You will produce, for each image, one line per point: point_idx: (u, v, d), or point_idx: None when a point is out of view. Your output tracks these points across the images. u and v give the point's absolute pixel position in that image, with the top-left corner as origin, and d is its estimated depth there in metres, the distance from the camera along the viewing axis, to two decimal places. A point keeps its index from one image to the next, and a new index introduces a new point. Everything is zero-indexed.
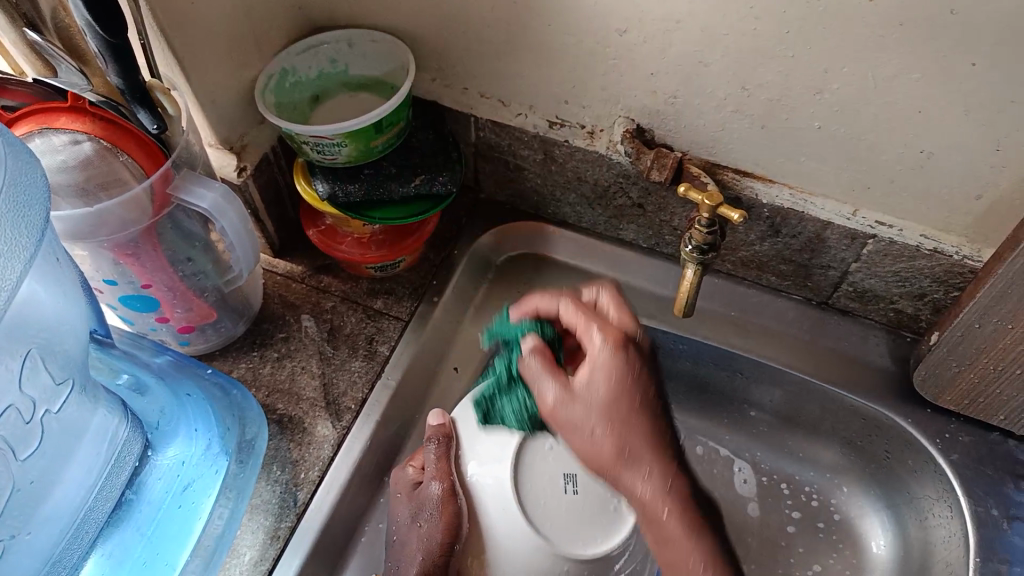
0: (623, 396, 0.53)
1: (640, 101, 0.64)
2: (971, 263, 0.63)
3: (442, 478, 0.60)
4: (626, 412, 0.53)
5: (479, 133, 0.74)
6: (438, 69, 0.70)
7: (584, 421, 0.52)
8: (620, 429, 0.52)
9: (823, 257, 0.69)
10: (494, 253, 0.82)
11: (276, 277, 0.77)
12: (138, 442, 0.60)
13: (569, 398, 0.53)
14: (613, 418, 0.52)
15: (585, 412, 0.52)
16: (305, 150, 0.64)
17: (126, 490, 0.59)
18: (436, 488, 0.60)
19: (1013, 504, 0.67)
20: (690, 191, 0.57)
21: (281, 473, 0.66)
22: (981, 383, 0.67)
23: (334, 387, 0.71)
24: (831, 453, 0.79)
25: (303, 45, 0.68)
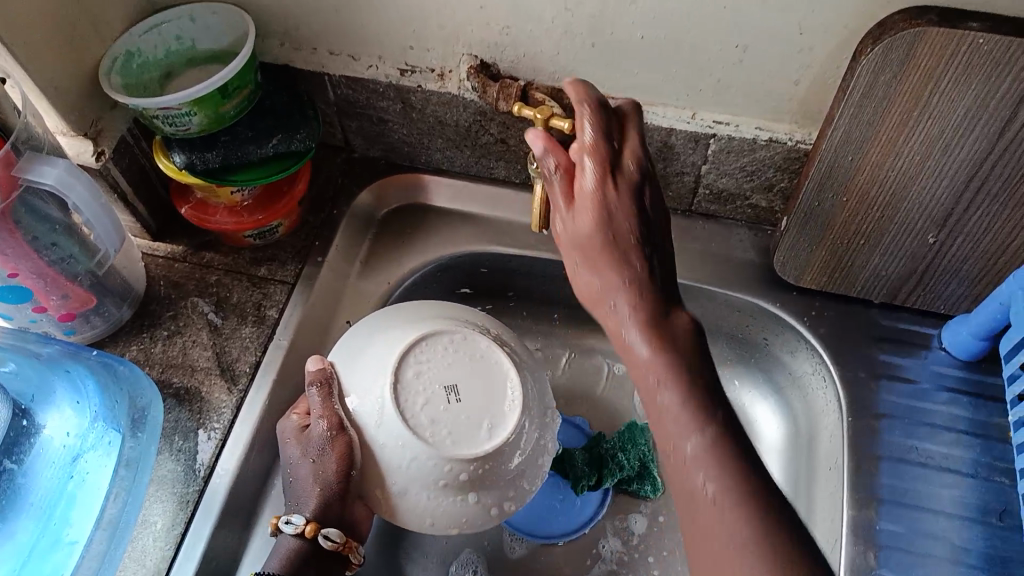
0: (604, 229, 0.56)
1: (477, 35, 0.66)
2: (803, 146, 0.68)
3: (328, 416, 0.59)
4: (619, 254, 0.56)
5: (337, 91, 0.76)
6: (285, 31, 0.71)
7: (626, 207, 0.56)
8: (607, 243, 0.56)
9: (675, 163, 0.73)
10: (376, 208, 0.83)
11: (158, 260, 0.78)
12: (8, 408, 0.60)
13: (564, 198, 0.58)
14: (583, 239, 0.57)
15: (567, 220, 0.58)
16: (157, 124, 0.65)
17: (6, 461, 0.59)
18: (325, 426, 0.58)
19: (875, 364, 0.74)
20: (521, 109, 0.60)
21: (183, 442, 0.68)
22: (832, 258, 0.72)
23: (227, 355, 0.72)
24: (719, 350, 0.84)
25: (144, 24, 0.68)
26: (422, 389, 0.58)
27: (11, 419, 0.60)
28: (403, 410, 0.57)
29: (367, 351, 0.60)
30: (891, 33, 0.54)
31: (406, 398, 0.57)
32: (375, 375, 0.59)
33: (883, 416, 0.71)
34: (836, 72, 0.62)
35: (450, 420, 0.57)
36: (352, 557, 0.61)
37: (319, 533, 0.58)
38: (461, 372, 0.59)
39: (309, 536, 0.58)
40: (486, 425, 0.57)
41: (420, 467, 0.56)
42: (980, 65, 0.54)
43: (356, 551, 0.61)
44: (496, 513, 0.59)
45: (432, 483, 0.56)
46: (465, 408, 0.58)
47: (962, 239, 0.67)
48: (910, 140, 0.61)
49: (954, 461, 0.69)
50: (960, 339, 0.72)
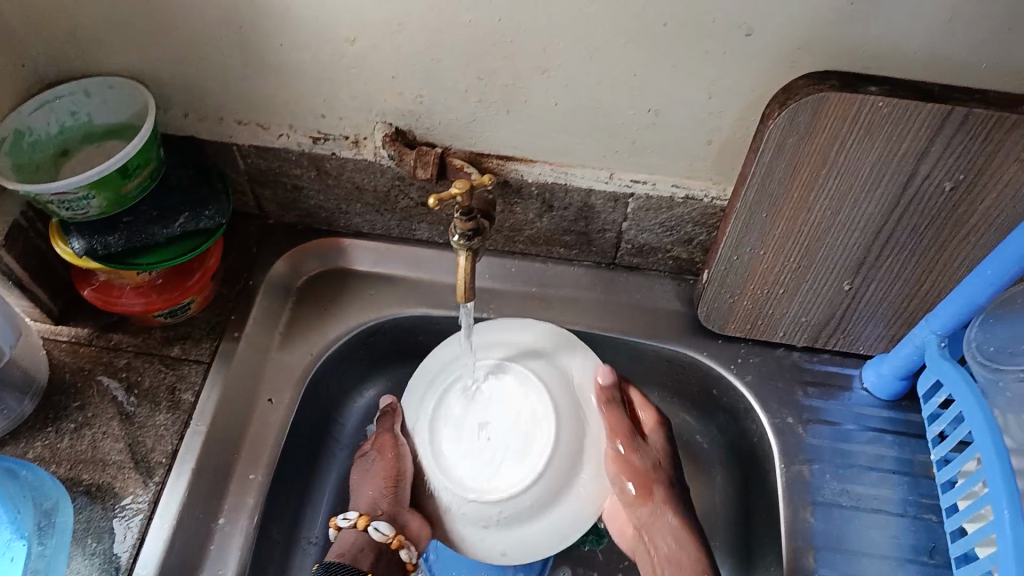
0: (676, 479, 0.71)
1: (391, 104, 0.65)
2: (719, 202, 0.69)
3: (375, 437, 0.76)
4: (675, 469, 0.72)
5: (247, 160, 0.73)
6: (189, 103, 0.68)
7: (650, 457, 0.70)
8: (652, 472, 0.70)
9: (596, 221, 0.74)
10: (293, 277, 0.80)
11: (61, 344, 0.73)
12: None
13: (643, 456, 0.69)
14: (661, 464, 0.71)
15: (653, 458, 0.70)
16: (53, 209, 0.62)
17: None
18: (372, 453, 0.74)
19: (801, 410, 0.75)
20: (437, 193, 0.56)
21: (96, 545, 0.64)
22: (755, 307, 0.73)
23: (140, 446, 0.68)
24: (652, 399, 0.84)
25: (34, 101, 0.64)
26: (455, 428, 0.68)
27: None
28: (435, 452, 0.67)
29: (421, 394, 0.70)
30: (795, 99, 0.56)
31: (444, 439, 0.67)
32: (415, 404, 0.70)
33: (813, 460, 0.72)
34: (746, 133, 0.63)
35: (478, 459, 0.66)
36: (405, 555, 0.70)
37: (370, 524, 0.70)
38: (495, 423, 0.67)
39: (361, 527, 0.71)
40: (529, 476, 0.63)
41: (468, 507, 0.65)
42: (881, 126, 0.56)
43: (405, 547, 0.70)
44: (520, 556, 0.66)
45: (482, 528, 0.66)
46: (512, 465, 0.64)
47: (875, 285, 0.69)
48: (821, 195, 0.62)
49: (883, 501, 0.71)
50: (882, 379, 0.74)
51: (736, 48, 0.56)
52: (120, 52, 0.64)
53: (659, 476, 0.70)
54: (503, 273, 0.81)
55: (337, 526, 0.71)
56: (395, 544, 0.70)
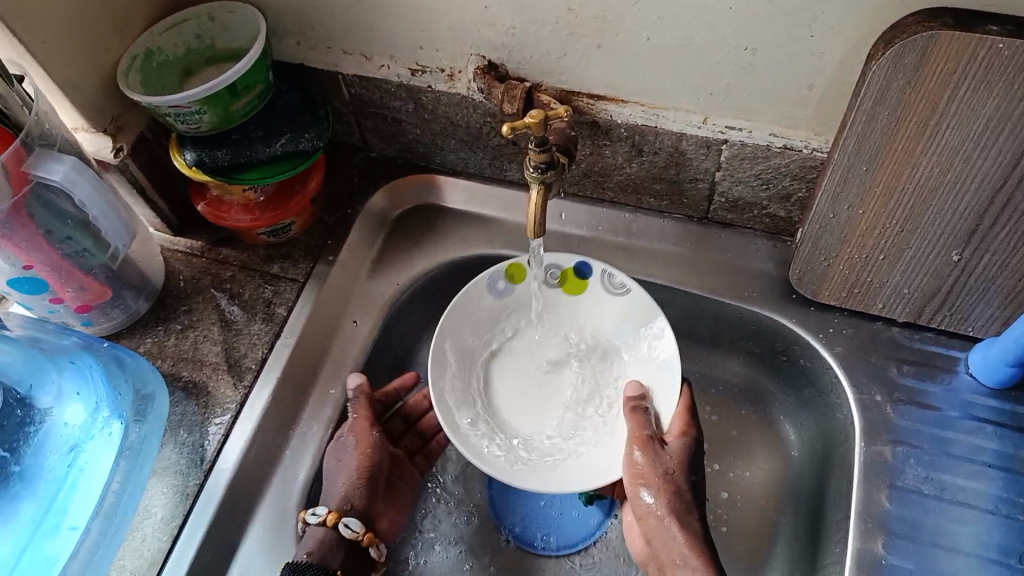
0: (681, 490, 0.64)
1: (484, 37, 0.65)
2: (819, 154, 0.65)
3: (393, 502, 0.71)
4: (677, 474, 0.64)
5: (351, 91, 0.76)
6: (299, 32, 0.72)
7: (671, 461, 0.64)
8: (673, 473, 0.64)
9: (688, 170, 0.72)
10: (390, 210, 0.83)
11: (178, 253, 0.80)
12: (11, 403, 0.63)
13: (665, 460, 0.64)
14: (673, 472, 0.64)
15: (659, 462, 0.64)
16: (170, 122, 0.67)
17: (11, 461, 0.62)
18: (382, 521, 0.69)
19: (896, 387, 0.70)
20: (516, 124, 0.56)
21: (187, 435, 0.70)
22: (851, 272, 0.69)
23: (235, 350, 0.74)
24: (737, 363, 0.81)
25: (165, 23, 0.70)
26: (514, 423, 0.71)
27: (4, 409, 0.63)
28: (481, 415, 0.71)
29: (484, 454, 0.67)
30: (903, 37, 0.51)
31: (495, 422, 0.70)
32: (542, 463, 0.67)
33: (899, 443, 0.67)
34: (851, 77, 0.58)
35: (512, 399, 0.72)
36: (373, 551, 0.66)
37: (341, 520, 0.64)
38: (572, 465, 0.67)
39: (331, 525, 0.63)
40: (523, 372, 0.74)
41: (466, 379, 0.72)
42: (1002, 71, 0.51)
43: (376, 544, 0.66)
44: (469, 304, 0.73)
45: (499, 274, 0.73)
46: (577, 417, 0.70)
47: (990, 257, 0.62)
48: (929, 151, 0.57)
49: (973, 495, 0.65)
50: (988, 363, 0.67)
51: None
52: None
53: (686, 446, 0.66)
54: (591, 221, 0.80)
55: (305, 520, 0.64)
56: (367, 541, 0.65)
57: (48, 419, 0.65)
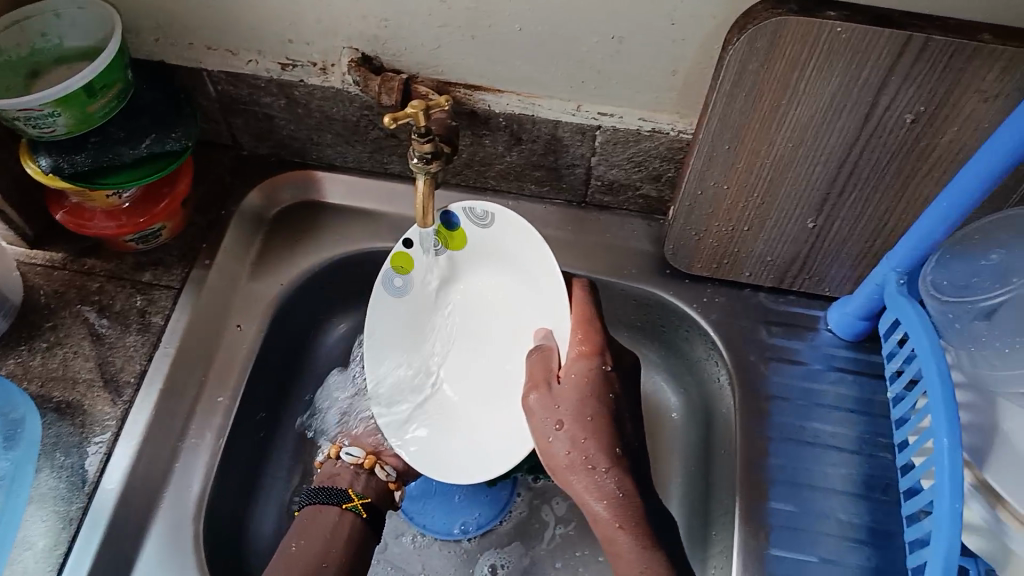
0: (585, 433, 0.63)
1: (356, 29, 0.65)
2: (685, 136, 0.69)
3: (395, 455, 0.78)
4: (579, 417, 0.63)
5: (217, 87, 0.73)
6: (158, 26, 0.68)
7: (566, 401, 0.63)
8: (571, 418, 0.63)
9: (565, 156, 0.74)
10: (267, 209, 0.81)
11: (36, 268, 0.74)
12: None
13: (563, 399, 0.63)
14: (568, 419, 0.63)
15: (552, 415, 0.63)
16: (19, 126, 0.62)
17: None
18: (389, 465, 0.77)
19: (765, 348, 0.75)
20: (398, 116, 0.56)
21: (64, 458, 0.65)
22: (720, 244, 0.73)
23: (110, 365, 0.70)
24: (621, 338, 0.85)
25: (3, 20, 0.65)
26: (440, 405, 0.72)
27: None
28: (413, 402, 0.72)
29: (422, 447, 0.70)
30: (754, 23, 0.55)
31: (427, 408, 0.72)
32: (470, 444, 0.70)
33: (775, 398, 0.73)
34: (710, 62, 0.62)
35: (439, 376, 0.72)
36: (381, 472, 0.76)
37: (342, 451, 0.76)
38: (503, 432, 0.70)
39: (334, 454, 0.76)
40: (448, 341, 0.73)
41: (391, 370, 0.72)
42: (841, 53, 0.56)
43: (381, 466, 0.76)
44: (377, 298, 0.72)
45: (390, 271, 0.71)
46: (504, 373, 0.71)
47: (840, 222, 0.69)
48: (782, 128, 0.62)
49: (841, 438, 0.71)
50: (845, 318, 0.74)
51: None
52: None
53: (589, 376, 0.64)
54: None
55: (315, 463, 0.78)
56: (368, 462, 0.76)
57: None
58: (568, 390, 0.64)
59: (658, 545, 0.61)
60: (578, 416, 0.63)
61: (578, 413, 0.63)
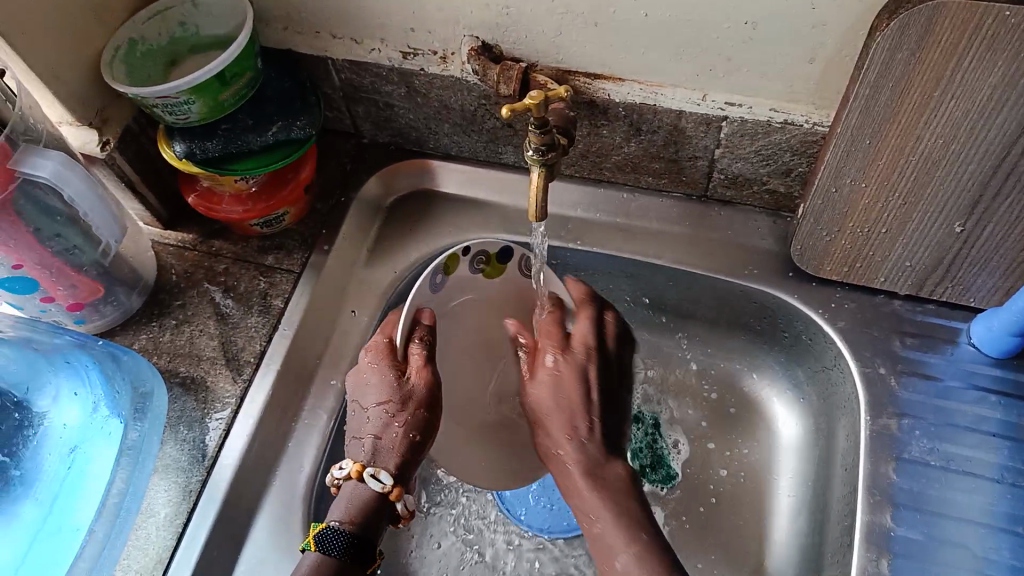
0: (572, 391, 0.62)
1: (477, 17, 0.64)
2: (820, 129, 0.64)
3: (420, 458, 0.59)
4: (581, 365, 0.63)
5: (341, 76, 0.74)
6: (287, 16, 0.70)
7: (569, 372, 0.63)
8: (574, 407, 0.62)
9: (687, 148, 0.71)
10: (384, 197, 0.82)
11: (169, 248, 0.78)
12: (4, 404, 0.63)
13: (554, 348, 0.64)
14: (562, 369, 0.63)
15: (546, 380, 0.63)
16: (158, 113, 0.65)
17: (10, 466, 0.62)
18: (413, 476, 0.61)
19: (899, 360, 0.70)
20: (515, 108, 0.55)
21: (187, 432, 0.68)
22: (854, 246, 0.68)
23: (232, 344, 0.72)
24: (738, 340, 0.81)
25: (147, 12, 0.68)
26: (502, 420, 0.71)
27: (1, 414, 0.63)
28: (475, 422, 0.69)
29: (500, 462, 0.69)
30: (908, 7, 0.50)
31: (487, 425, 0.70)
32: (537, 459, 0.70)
33: (904, 415, 0.67)
34: (853, 50, 0.58)
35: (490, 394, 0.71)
36: (399, 506, 0.58)
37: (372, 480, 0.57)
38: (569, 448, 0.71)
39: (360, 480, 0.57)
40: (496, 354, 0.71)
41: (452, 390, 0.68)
42: (1009, 40, 0.50)
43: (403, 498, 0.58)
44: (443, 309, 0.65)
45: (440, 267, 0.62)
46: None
47: (994, 227, 0.62)
48: (932, 123, 0.57)
49: (978, 463, 0.65)
50: (992, 335, 0.67)
51: None
52: None
53: (574, 366, 0.63)
54: (589, 203, 0.79)
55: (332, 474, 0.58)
56: (393, 495, 0.57)
57: (44, 421, 0.64)
58: (568, 359, 0.63)
59: (643, 540, 0.57)
60: (574, 406, 0.62)
61: (571, 395, 0.62)
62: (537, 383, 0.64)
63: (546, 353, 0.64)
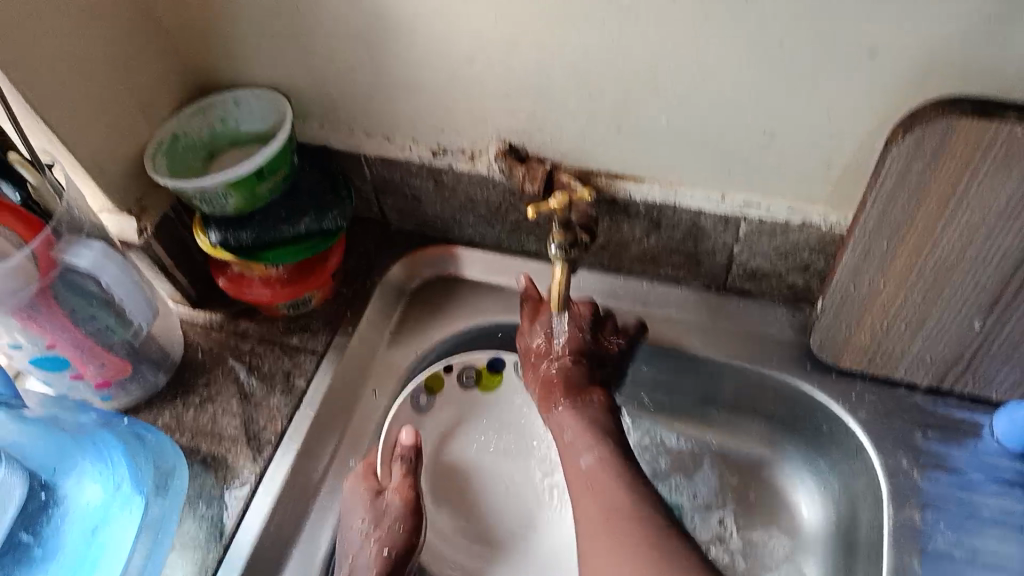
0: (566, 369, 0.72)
1: (505, 120, 0.67)
2: (838, 229, 0.66)
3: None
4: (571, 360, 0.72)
5: (372, 170, 0.77)
6: (322, 111, 0.73)
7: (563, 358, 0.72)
8: (562, 383, 0.72)
9: (706, 242, 0.72)
10: (407, 280, 0.84)
11: (196, 326, 0.80)
12: (30, 483, 0.65)
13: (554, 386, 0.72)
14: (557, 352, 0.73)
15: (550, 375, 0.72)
16: (196, 203, 0.68)
17: (31, 542, 0.63)
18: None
19: (922, 454, 0.69)
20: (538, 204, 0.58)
21: (206, 509, 0.69)
22: (873, 342, 0.69)
23: (254, 424, 0.73)
24: (759, 427, 0.81)
25: (190, 108, 0.71)
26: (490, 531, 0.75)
27: (27, 494, 0.65)
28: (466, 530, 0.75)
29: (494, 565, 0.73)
30: (923, 123, 0.53)
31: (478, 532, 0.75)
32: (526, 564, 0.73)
33: (926, 506, 0.67)
34: (869, 158, 0.60)
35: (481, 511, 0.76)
36: None
37: None
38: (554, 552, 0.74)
39: None
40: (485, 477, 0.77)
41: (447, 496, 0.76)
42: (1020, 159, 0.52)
43: None
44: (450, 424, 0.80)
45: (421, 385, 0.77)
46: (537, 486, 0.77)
47: (1012, 331, 0.63)
48: (948, 230, 0.58)
49: (1004, 558, 0.64)
50: (1015, 428, 0.67)
51: (861, 69, 0.53)
52: (266, 65, 0.69)
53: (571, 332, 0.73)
54: (608, 292, 0.80)
55: None
56: None
57: (67, 499, 0.66)
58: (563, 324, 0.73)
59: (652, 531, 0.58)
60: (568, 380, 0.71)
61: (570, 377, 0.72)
62: (540, 354, 0.73)
63: (540, 342, 0.74)
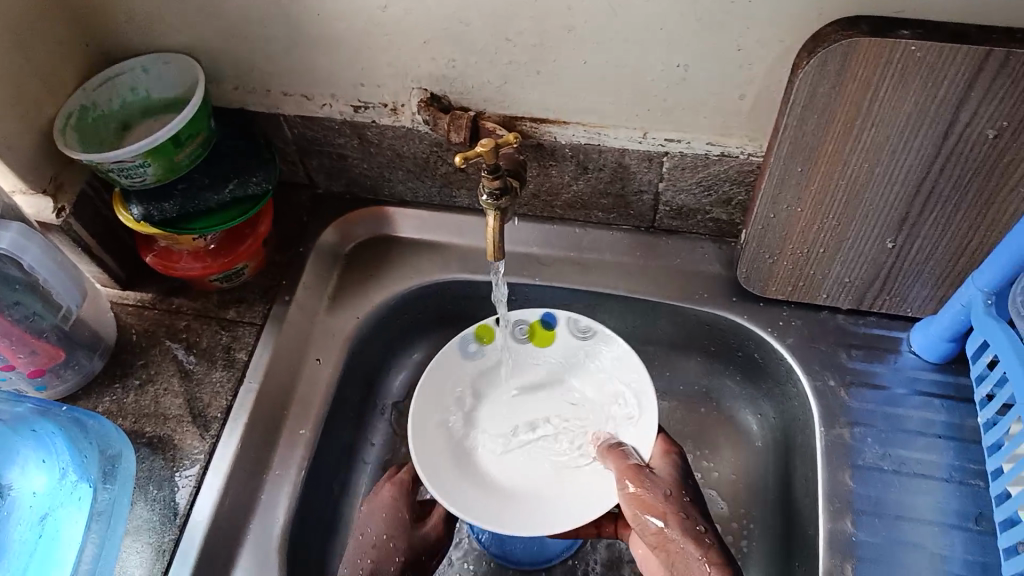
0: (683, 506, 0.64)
1: (425, 70, 0.67)
2: (755, 159, 0.68)
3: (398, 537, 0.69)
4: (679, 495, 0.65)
5: (294, 130, 0.76)
6: (238, 76, 0.72)
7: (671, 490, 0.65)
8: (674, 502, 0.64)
9: (632, 183, 0.74)
10: (341, 244, 0.83)
11: (128, 307, 0.78)
12: None
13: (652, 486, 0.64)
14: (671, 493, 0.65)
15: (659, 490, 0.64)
16: (113, 177, 0.66)
17: None
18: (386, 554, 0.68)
19: (847, 373, 0.73)
20: (468, 154, 0.58)
21: (157, 491, 0.68)
22: (796, 267, 0.72)
23: (198, 401, 0.73)
24: (697, 364, 0.84)
25: (98, 78, 0.69)
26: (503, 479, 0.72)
27: None
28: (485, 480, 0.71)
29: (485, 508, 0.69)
30: (824, 46, 0.55)
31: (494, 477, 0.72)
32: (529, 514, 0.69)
33: (856, 424, 0.71)
34: (779, 84, 0.62)
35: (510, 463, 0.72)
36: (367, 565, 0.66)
37: None
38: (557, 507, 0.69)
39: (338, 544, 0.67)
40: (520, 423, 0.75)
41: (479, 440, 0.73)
42: (915, 71, 0.55)
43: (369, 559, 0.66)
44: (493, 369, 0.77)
45: (470, 335, 0.75)
46: (555, 448, 0.73)
47: (921, 241, 0.66)
48: (855, 149, 0.61)
49: (928, 466, 0.69)
50: (930, 341, 0.71)
51: None
52: (174, 29, 0.68)
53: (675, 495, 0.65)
54: (541, 239, 0.82)
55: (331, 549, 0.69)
56: None
57: (12, 492, 0.64)
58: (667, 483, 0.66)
59: None
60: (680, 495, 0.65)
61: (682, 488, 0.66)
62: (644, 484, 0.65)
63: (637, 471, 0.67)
